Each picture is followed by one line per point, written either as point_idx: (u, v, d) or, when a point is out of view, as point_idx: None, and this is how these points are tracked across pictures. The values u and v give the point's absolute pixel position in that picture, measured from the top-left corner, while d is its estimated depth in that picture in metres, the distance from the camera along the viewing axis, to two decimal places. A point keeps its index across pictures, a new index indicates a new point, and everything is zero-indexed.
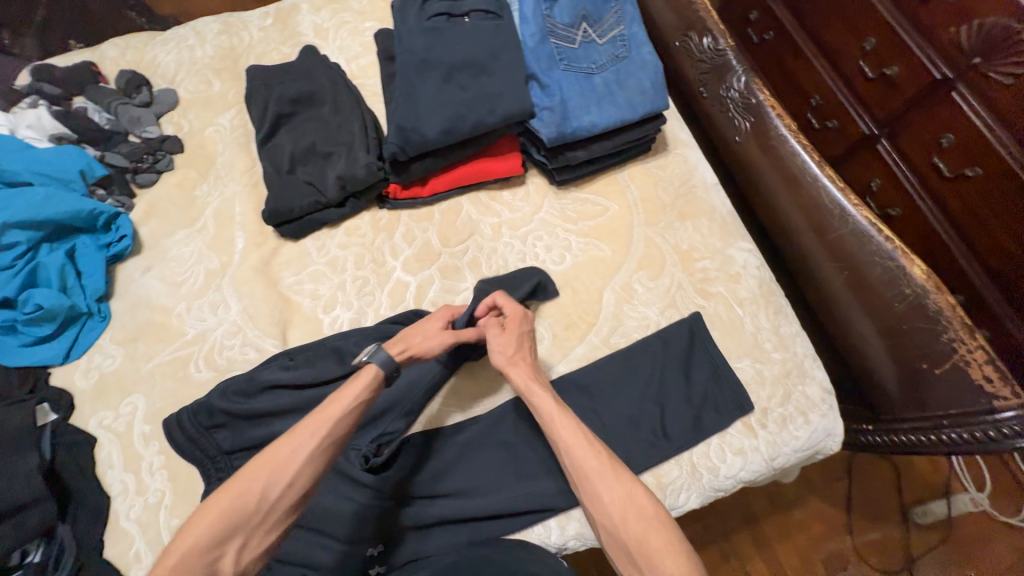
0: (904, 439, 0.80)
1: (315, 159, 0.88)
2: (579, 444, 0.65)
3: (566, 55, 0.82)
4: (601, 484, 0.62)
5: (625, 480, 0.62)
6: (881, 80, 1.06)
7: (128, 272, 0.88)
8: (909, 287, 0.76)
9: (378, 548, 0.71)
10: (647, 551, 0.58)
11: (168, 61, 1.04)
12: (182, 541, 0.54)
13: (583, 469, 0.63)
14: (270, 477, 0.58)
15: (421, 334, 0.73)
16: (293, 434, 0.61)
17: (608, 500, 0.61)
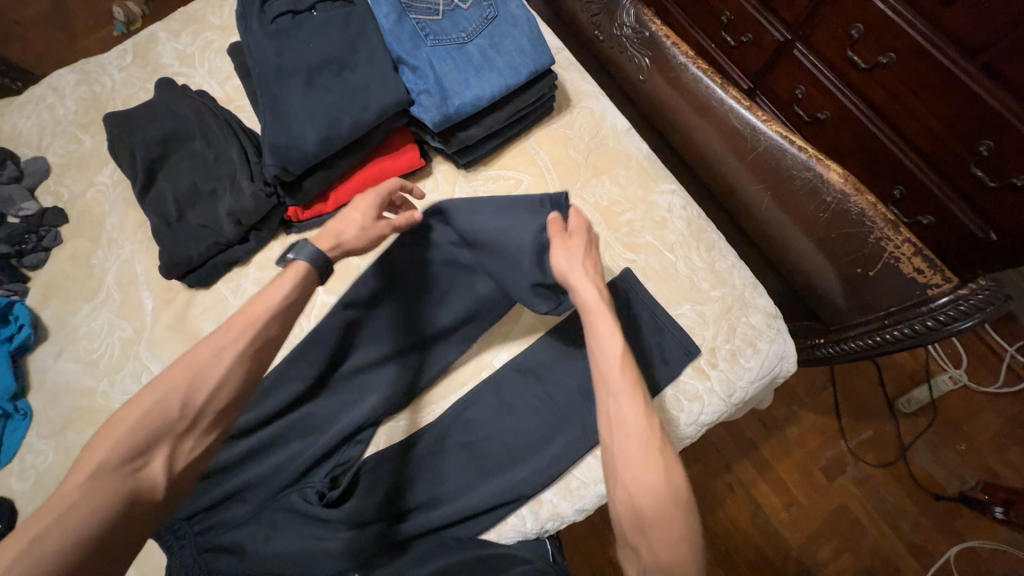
0: (856, 345, 0.77)
1: (203, 199, 0.82)
2: (628, 395, 0.49)
3: (430, 30, 0.76)
4: (644, 463, 0.46)
5: (670, 466, 0.47)
6: None
7: (41, 360, 0.83)
8: (830, 195, 0.74)
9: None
10: (665, 549, 0.44)
11: (30, 127, 0.96)
12: (91, 454, 0.44)
13: (627, 439, 0.48)
14: (189, 383, 0.48)
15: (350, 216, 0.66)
16: (213, 337, 0.51)
17: (644, 484, 0.46)
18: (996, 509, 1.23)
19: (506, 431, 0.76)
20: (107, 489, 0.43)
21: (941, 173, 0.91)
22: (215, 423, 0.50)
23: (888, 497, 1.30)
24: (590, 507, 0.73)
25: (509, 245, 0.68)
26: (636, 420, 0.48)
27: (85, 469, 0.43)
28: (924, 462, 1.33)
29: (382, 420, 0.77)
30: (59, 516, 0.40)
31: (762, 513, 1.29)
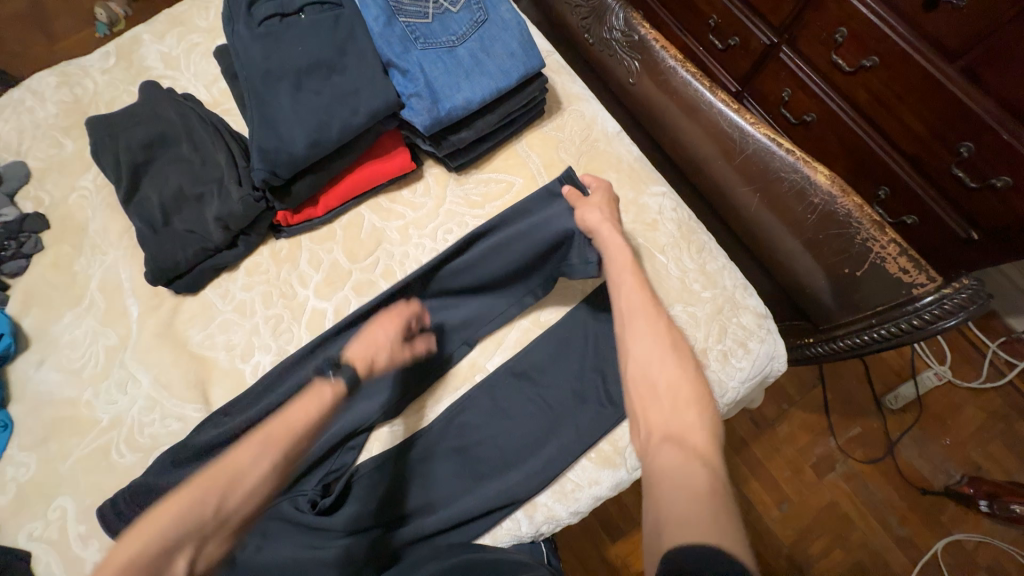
0: (844, 344, 0.78)
1: (189, 204, 0.81)
2: (637, 291, 0.67)
3: (420, 33, 0.75)
4: (674, 368, 0.60)
5: (671, 332, 0.63)
6: None
7: (22, 370, 0.81)
8: (817, 197, 0.75)
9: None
10: (674, 395, 0.58)
11: (8, 130, 0.94)
12: (123, 550, 0.48)
13: (658, 352, 0.62)
14: (227, 486, 0.55)
15: (377, 340, 0.72)
16: (244, 449, 0.58)
17: (674, 384, 0.59)
18: (981, 502, 1.26)
19: (500, 435, 0.75)
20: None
21: (924, 175, 0.93)
22: (237, 525, 0.56)
23: (877, 493, 1.32)
24: (584, 510, 0.73)
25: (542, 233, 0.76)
26: (670, 340, 0.63)
27: (133, 546, 0.48)
28: (911, 457, 1.35)
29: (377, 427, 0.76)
30: None
31: (755, 511, 1.30)
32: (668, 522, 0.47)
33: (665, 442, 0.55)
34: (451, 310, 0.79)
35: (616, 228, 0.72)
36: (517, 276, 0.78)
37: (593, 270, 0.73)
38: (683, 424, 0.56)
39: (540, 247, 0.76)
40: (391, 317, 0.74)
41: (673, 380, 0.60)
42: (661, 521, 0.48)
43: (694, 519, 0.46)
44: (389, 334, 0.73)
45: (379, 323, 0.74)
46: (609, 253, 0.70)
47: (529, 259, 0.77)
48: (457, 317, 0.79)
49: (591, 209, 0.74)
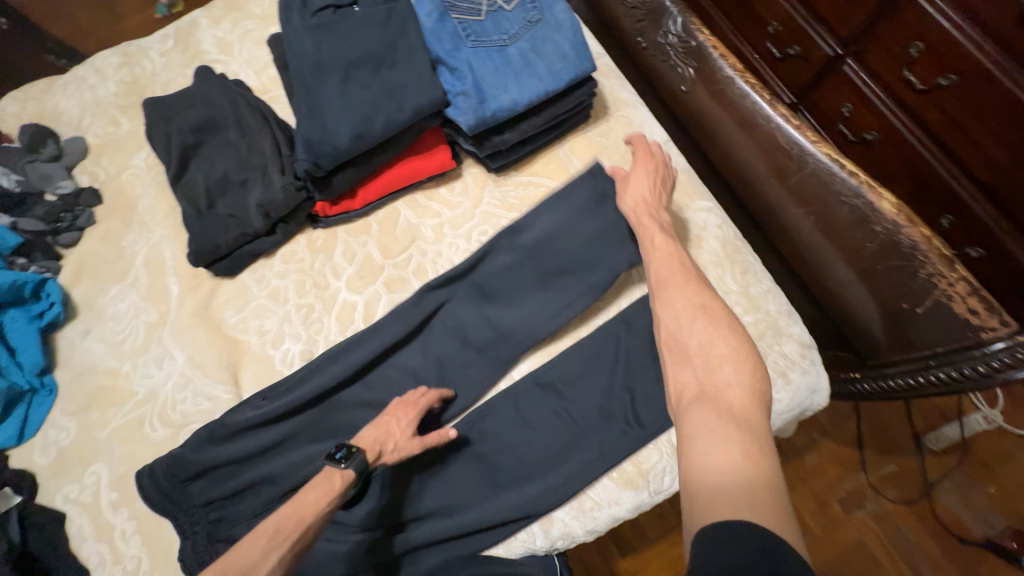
0: (893, 384, 0.74)
1: (233, 188, 0.82)
2: (667, 261, 0.64)
3: (471, 30, 0.74)
4: (708, 327, 0.55)
5: (702, 292, 0.59)
6: None
7: (68, 338, 0.84)
8: (880, 225, 0.69)
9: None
10: (707, 354, 0.53)
11: (72, 107, 0.98)
12: None
13: (690, 313, 0.57)
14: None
15: (390, 433, 0.67)
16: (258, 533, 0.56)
17: (712, 341, 0.54)
18: None
19: (521, 446, 0.74)
20: None
21: (998, 206, 0.85)
22: None
23: (910, 537, 1.25)
24: (602, 529, 0.72)
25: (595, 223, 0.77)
26: (707, 301, 0.58)
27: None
28: (951, 503, 1.27)
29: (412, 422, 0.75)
30: None
31: None
32: (699, 491, 0.43)
33: (698, 402, 0.50)
34: (497, 320, 0.79)
35: (661, 207, 0.72)
36: (568, 271, 0.78)
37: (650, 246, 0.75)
38: (718, 382, 0.50)
39: (595, 237, 0.77)
40: (402, 404, 0.71)
41: (707, 341, 0.54)
42: (689, 487, 0.44)
43: (726, 490, 0.41)
44: (406, 423, 0.69)
45: (391, 417, 0.69)
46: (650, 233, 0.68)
47: (580, 253, 0.77)
48: (497, 326, 0.78)
49: (637, 184, 0.73)
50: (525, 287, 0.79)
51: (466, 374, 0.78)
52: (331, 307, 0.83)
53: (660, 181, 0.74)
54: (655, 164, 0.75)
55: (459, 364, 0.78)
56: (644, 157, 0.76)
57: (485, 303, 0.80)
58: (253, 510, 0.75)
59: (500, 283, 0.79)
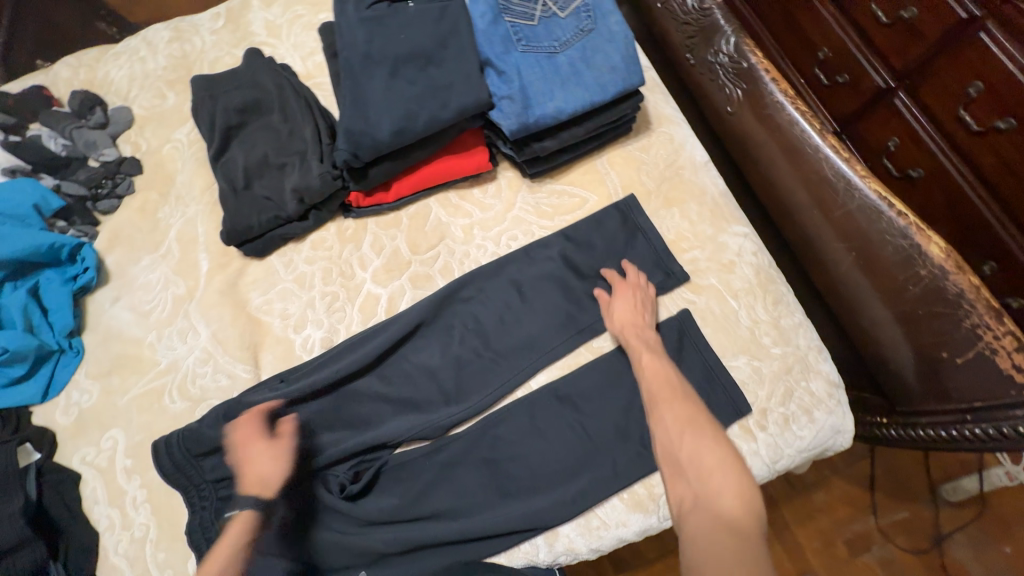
0: (924, 434, 0.72)
1: (270, 171, 0.83)
2: (654, 368, 0.68)
3: (523, 34, 0.73)
4: (696, 439, 0.59)
5: (690, 403, 0.63)
6: (898, 26, 0.93)
7: (98, 303, 0.86)
8: (925, 268, 0.68)
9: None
10: (697, 464, 0.57)
11: (121, 77, 1.00)
12: None
13: (679, 426, 0.61)
14: None
15: (263, 464, 0.70)
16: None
17: (701, 449, 0.58)
18: None
19: (534, 455, 0.73)
20: None
21: None
22: None
23: None
24: (606, 548, 0.71)
25: (621, 246, 0.81)
26: (695, 415, 0.62)
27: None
28: (963, 558, 1.23)
29: (431, 419, 0.75)
30: None
31: None
32: None
33: (693, 513, 0.54)
34: (520, 327, 0.79)
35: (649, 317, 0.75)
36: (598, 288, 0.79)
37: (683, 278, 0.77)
38: (710, 491, 0.54)
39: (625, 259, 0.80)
40: (250, 438, 0.71)
41: (695, 452, 0.58)
42: None
43: None
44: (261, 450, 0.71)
45: (249, 453, 0.71)
46: (638, 357, 0.70)
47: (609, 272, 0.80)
48: (521, 332, 0.79)
49: (619, 313, 0.75)
50: (552, 299, 0.80)
51: (484, 379, 0.77)
52: (355, 298, 0.84)
53: (649, 305, 0.75)
54: (638, 296, 0.76)
55: (474, 367, 0.78)
56: (632, 289, 0.77)
57: (508, 309, 0.80)
58: (259, 493, 0.74)
59: (528, 292, 0.80)
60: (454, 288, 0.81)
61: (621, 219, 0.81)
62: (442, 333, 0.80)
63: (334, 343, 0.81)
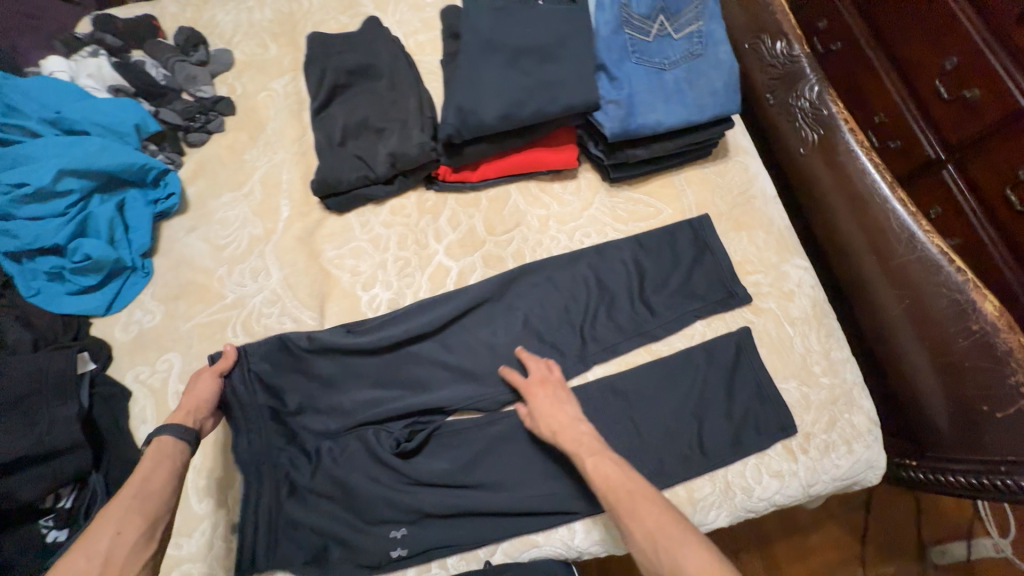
0: (954, 480, 0.76)
1: (368, 133, 0.86)
2: (606, 467, 0.62)
3: (638, 47, 0.78)
4: (670, 548, 0.53)
5: (652, 507, 0.57)
6: (958, 103, 0.95)
7: (173, 230, 0.87)
8: (977, 323, 0.73)
9: (403, 549, 0.69)
10: None
11: (226, 22, 1.04)
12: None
13: (649, 538, 0.55)
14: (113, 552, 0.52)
15: (195, 394, 0.70)
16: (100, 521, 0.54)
17: (680, 559, 0.51)
18: None
19: None
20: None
21: None
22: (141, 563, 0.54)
23: None
24: None
25: (690, 259, 0.84)
26: (663, 519, 0.55)
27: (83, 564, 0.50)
28: None
29: (490, 392, 0.78)
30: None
31: None
32: None
33: None
34: (585, 319, 0.82)
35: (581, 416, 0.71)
36: (664, 296, 0.83)
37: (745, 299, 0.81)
38: None
39: (691, 273, 0.84)
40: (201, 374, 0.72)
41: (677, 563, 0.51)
42: None
43: None
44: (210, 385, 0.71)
45: (194, 383, 0.71)
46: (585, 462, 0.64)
47: (675, 283, 0.84)
48: (586, 324, 0.82)
49: (547, 415, 0.71)
50: (618, 297, 0.83)
51: (542, 363, 0.80)
52: (426, 267, 0.86)
53: (564, 391, 0.74)
54: (554, 389, 0.74)
55: (535, 349, 0.81)
56: (541, 385, 0.74)
57: (574, 300, 0.83)
58: (313, 437, 0.75)
59: (594, 287, 0.84)
60: (526, 271, 0.84)
61: (692, 234, 0.85)
62: (507, 313, 0.83)
63: (400, 304, 0.83)
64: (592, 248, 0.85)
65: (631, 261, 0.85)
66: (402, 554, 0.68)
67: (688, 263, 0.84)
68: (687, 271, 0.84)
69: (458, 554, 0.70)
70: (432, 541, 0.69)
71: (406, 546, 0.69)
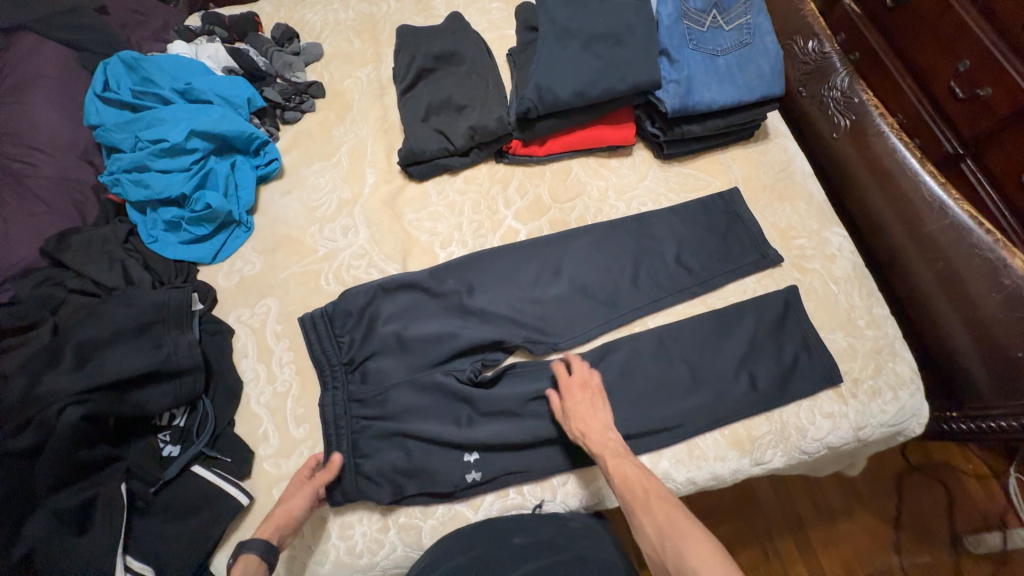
0: (995, 426, 0.82)
1: (449, 110, 0.97)
2: (626, 465, 0.66)
3: (695, 36, 0.89)
4: (676, 538, 0.56)
5: (665, 507, 0.60)
6: (972, 102, 1.02)
7: (270, 193, 0.97)
8: (1009, 278, 0.78)
9: (478, 473, 0.76)
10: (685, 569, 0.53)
11: (316, 20, 1.16)
12: None
13: (658, 529, 0.58)
14: None
15: (287, 505, 0.67)
16: None
17: (684, 549, 0.55)
18: None
19: (647, 382, 0.82)
20: None
21: None
22: None
23: None
24: (700, 481, 0.77)
25: (741, 224, 0.92)
26: (676, 520, 0.58)
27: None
28: None
29: (562, 337, 0.85)
30: None
31: None
32: None
33: None
34: (645, 275, 0.89)
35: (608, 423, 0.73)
36: (717, 257, 0.90)
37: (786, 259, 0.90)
38: None
39: (742, 237, 0.91)
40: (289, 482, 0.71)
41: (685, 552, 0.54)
42: None
43: None
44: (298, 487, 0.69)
45: (286, 495, 0.68)
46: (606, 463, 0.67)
47: (727, 245, 0.91)
48: (646, 278, 0.89)
49: (581, 420, 0.73)
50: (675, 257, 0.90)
51: (605, 312, 0.86)
52: (497, 229, 0.95)
53: (601, 397, 0.76)
54: (591, 395, 0.76)
55: (599, 300, 0.88)
56: (580, 387, 0.77)
57: (632, 258, 0.91)
58: (398, 373, 0.82)
59: (649, 249, 0.91)
60: (588, 232, 0.93)
61: (741, 203, 0.94)
62: (574, 267, 0.90)
63: (471, 256, 0.91)
64: (646, 214, 0.93)
65: (683, 226, 0.93)
66: (478, 477, 0.76)
67: (737, 228, 0.92)
68: (736, 236, 0.91)
69: (533, 482, 0.77)
70: (503, 468, 0.77)
71: (480, 472, 0.76)
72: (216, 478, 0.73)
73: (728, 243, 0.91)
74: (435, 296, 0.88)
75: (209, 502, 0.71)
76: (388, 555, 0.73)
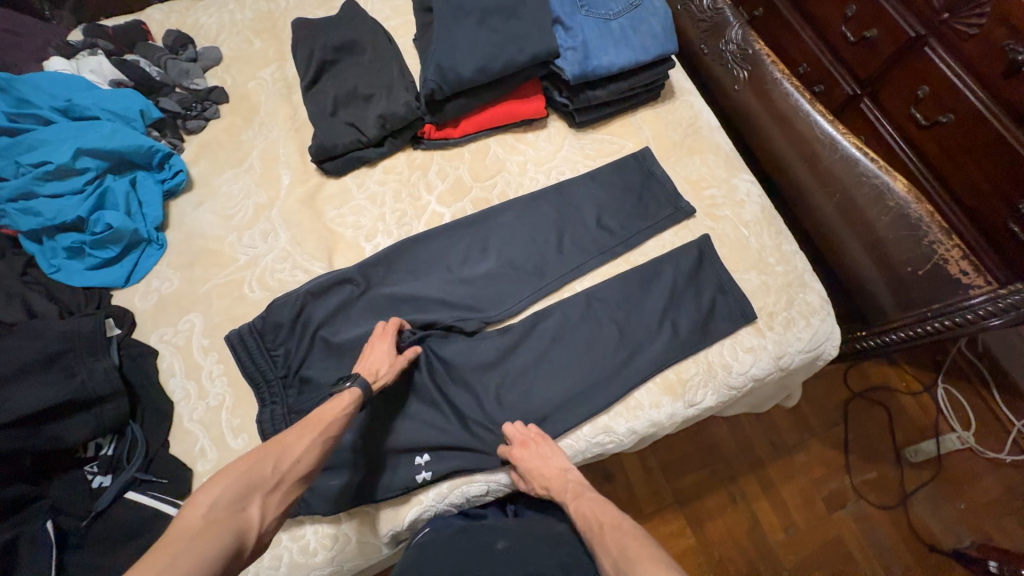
0: (903, 336, 0.87)
1: (357, 101, 0.96)
2: (585, 499, 0.74)
3: (586, 3, 0.93)
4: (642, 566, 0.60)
5: (618, 538, 0.66)
6: (862, 45, 1.03)
7: (182, 207, 0.93)
8: (893, 200, 0.86)
9: (428, 473, 0.75)
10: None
11: (210, 23, 1.12)
12: (199, 498, 0.51)
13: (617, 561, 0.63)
14: (278, 453, 0.59)
15: (379, 360, 0.75)
16: (293, 444, 0.61)
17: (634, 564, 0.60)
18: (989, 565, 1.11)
19: (581, 343, 0.84)
20: (240, 504, 0.53)
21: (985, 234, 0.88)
22: (290, 489, 0.58)
23: (885, 538, 1.22)
24: (640, 430, 0.81)
25: (657, 183, 0.95)
26: (626, 548, 0.64)
27: (199, 513, 0.50)
28: (924, 513, 1.24)
29: (496, 311, 0.86)
30: (200, 527, 0.49)
31: (759, 529, 1.23)
32: None
33: None
34: (572, 242, 0.92)
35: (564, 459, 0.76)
36: (639, 215, 0.93)
37: (698, 208, 0.94)
38: None
39: (658, 194, 0.95)
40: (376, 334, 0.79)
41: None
42: None
43: None
44: (385, 348, 0.77)
45: (373, 348, 0.77)
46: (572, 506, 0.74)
47: (644, 203, 0.94)
48: (568, 245, 0.92)
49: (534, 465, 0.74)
50: (598, 224, 0.93)
51: (532, 283, 0.88)
52: (420, 215, 0.94)
53: (544, 440, 0.76)
54: (536, 446, 0.75)
55: (528, 272, 0.90)
56: (523, 446, 0.75)
57: (555, 227, 0.93)
58: (332, 371, 0.81)
59: (574, 218, 0.94)
60: (513, 206, 0.94)
61: (653, 163, 0.97)
62: (502, 243, 0.91)
63: (398, 245, 0.90)
64: (566, 182, 0.96)
65: (602, 192, 0.95)
66: (428, 477, 0.75)
67: (652, 186, 0.95)
68: (654, 195, 0.95)
69: (484, 472, 0.78)
70: (459, 465, 0.77)
71: (430, 472, 0.75)
72: (155, 502, 0.71)
73: (642, 202, 0.94)
74: (361, 289, 0.87)
75: (150, 523, 0.70)
76: (342, 548, 0.73)
